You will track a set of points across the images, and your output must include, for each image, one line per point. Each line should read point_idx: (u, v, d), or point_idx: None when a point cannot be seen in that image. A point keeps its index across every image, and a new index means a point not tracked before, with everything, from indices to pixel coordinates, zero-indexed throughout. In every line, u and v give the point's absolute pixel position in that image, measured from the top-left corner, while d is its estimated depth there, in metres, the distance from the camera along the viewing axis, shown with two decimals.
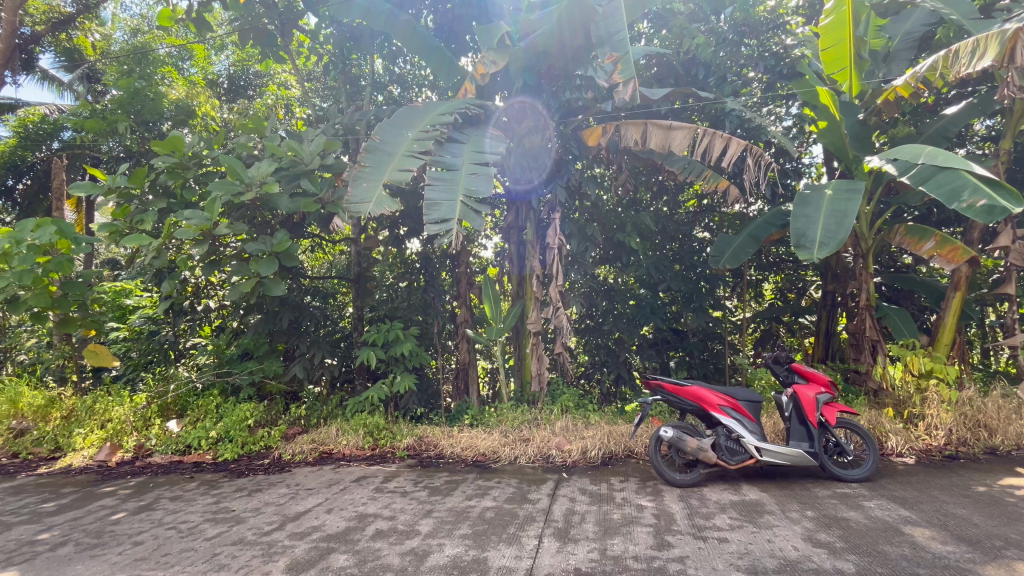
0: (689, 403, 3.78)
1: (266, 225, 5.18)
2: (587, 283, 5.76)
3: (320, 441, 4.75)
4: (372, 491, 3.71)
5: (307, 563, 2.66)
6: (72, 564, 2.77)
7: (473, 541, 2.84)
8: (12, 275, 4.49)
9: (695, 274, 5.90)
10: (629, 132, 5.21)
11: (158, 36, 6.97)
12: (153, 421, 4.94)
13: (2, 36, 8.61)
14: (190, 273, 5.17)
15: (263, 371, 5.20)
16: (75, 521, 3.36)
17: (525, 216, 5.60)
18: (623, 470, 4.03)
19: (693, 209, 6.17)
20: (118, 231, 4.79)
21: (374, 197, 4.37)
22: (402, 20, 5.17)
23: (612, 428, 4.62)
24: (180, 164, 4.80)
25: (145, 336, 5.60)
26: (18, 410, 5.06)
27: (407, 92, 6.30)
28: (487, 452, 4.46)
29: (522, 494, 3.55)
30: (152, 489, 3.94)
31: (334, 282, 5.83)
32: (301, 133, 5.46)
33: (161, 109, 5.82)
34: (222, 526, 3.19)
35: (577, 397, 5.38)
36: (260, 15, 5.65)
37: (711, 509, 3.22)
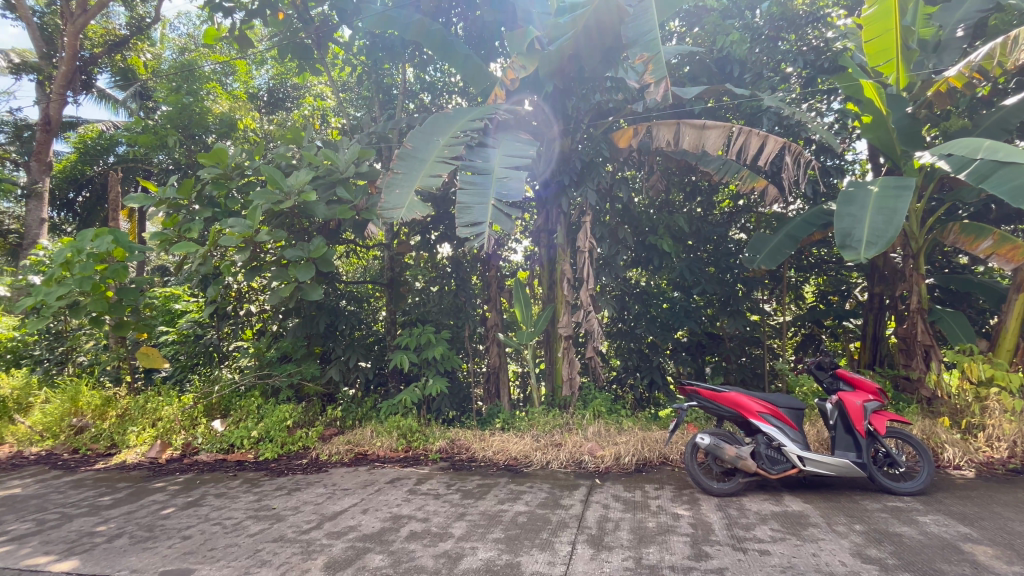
0: (727, 409, 3.67)
1: (303, 231, 5.35)
2: (619, 286, 5.70)
3: (355, 442, 4.86)
4: (406, 493, 3.76)
5: (345, 562, 2.72)
6: (127, 555, 2.92)
7: (506, 545, 2.84)
8: (73, 283, 4.82)
9: (732, 276, 5.74)
10: (662, 132, 5.14)
11: (203, 53, 7.33)
12: (200, 420, 5.16)
13: (66, 59, 9.28)
14: (234, 279, 5.39)
15: (302, 373, 5.37)
16: (130, 515, 3.54)
17: (555, 220, 5.59)
18: (658, 477, 3.95)
19: (728, 210, 6.01)
20: (168, 239, 5.05)
21: (405, 203, 4.46)
22: (434, 30, 5.28)
23: (646, 434, 4.54)
24: (224, 175, 5.03)
25: (192, 339, 5.85)
26: (78, 408, 5.40)
27: (437, 98, 6.37)
28: (519, 457, 4.45)
29: (554, 500, 3.52)
30: (199, 486, 4.12)
31: (367, 287, 5.94)
32: (336, 142, 5.63)
33: (207, 123, 6.11)
34: (263, 523, 3.30)
35: (609, 402, 5.31)
36: (298, 30, 5.88)
37: (751, 519, 3.10)
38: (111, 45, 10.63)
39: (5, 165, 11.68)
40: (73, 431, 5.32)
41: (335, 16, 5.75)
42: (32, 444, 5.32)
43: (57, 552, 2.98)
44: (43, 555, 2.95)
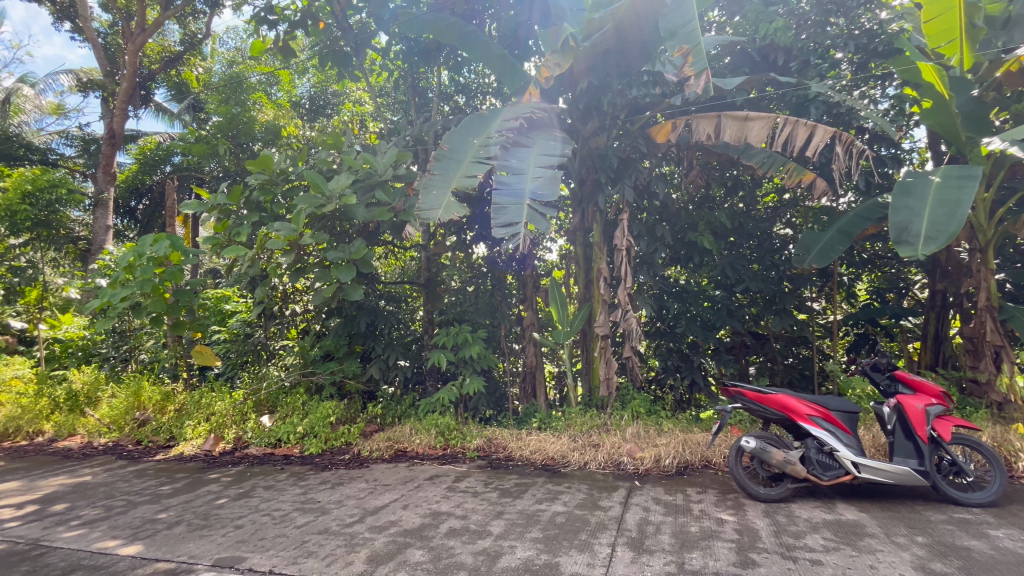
0: (774, 412, 3.52)
1: (345, 233, 5.50)
2: (657, 284, 5.57)
3: (395, 439, 4.98)
4: (444, 490, 3.82)
5: (386, 556, 2.78)
6: (185, 542, 3.09)
7: (545, 545, 2.83)
8: (135, 284, 5.16)
9: (777, 273, 5.48)
10: (701, 125, 4.99)
11: (250, 65, 7.67)
12: (249, 415, 5.41)
13: (127, 76, 9.93)
14: (280, 281, 5.60)
15: (343, 371, 5.55)
16: (187, 504, 3.75)
17: (592, 218, 5.53)
18: (700, 480, 3.84)
19: (772, 205, 5.78)
20: (219, 243, 5.34)
21: (442, 204, 4.53)
22: (468, 32, 5.33)
23: (687, 436, 4.43)
24: (269, 180, 5.24)
25: (242, 338, 6.11)
26: (141, 402, 5.76)
27: (472, 100, 6.43)
28: (555, 457, 4.43)
29: (593, 501, 3.48)
30: (249, 478, 4.31)
31: (405, 287, 6.05)
32: (374, 146, 5.77)
33: (253, 132, 6.39)
34: (309, 515, 3.42)
35: (648, 403, 5.21)
36: (338, 38, 6.06)
37: (801, 527, 2.97)
38: (167, 61, 11.30)
39: (75, 177, 12.60)
40: (137, 424, 5.68)
41: (372, 23, 5.89)
42: (101, 435, 5.71)
43: (123, 537, 3.18)
44: (111, 539, 3.16)
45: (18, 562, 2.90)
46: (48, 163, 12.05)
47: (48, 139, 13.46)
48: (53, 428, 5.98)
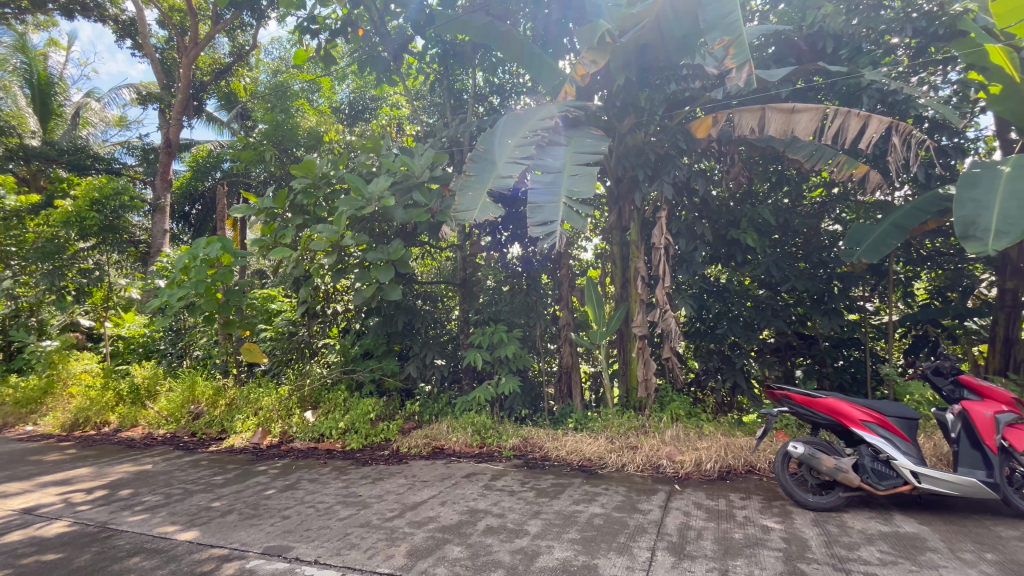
0: (823, 416, 3.37)
1: (384, 234, 5.63)
2: (696, 283, 5.42)
3: (432, 436, 5.07)
4: (482, 488, 3.85)
5: (426, 551, 2.83)
6: (237, 530, 3.24)
7: (583, 546, 2.81)
8: (190, 285, 5.45)
9: (826, 272, 5.27)
10: (744, 119, 4.85)
11: (293, 74, 7.96)
12: (294, 410, 5.62)
13: (182, 89, 10.52)
14: (322, 281, 5.79)
15: (382, 369, 5.71)
16: (238, 494, 3.94)
17: (629, 216, 5.48)
18: (744, 486, 3.71)
19: (821, 199, 5.50)
20: (266, 244, 5.58)
21: (478, 205, 4.56)
22: (502, 31, 5.33)
23: (729, 440, 4.30)
24: (313, 184, 5.43)
25: (286, 336, 6.33)
26: (195, 396, 6.11)
27: (506, 100, 6.47)
28: (593, 458, 4.39)
29: (631, 503, 3.43)
30: (295, 471, 4.49)
31: (441, 287, 6.13)
32: (411, 149, 5.88)
33: (297, 137, 6.64)
34: (351, 509, 3.52)
35: (688, 405, 5.08)
36: (376, 43, 6.19)
37: (854, 539, 2.82)
38: (217, 72, 11.94)
39: (136, 185, 13.45)
40: (192, 417, 6.03)
41: (409, 27, 5.99)
42: (160, 427, 6.06)
43: (181, 523, 3.38)
44: (170, 525, 3.36)
45: (89, 542, 3.12)
46: (112, 172, 12.91)
47: (112, 149, 14.42)
48: (118, 419, 6.39)
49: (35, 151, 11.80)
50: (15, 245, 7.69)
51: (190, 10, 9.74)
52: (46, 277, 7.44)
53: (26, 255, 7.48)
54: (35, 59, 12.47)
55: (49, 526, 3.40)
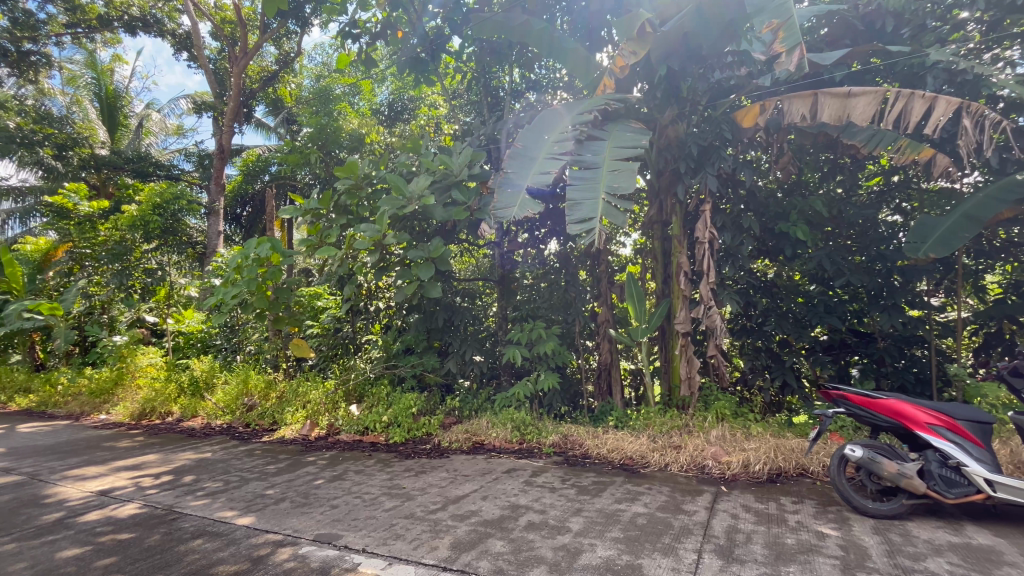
0: (884, 419, 3.19)
1: (424, 233, 5.74)
2: (744, 279, 5.24)
3: (472, 431, 5.12)
4: (523, 484, 3.87)
5: (469, 544, 2.87)
6: (290, 517, 3.39)
7: (626, 546, 2.77)
8: (243, 283, 5.72)
9: (884, 266, 4.97)
10: (795, 106, 4.63)
11: (335, 78, 8.23)
12: (340, 403, 5.84)
13: (233, 97, 11.07)
14: (365, 278, 5.95)
15: (423, 365, 5.84)
16: (290, 482, 4.12)
17: (670, 210, 5.36)
18: (796, 490, 3.56)
19: (878, 188, 5.23)
20: (313, 244, 5.81)
21: (517, 202, 4.56)
22: (541, 29, 5.28)
23: (779, 441, 4.14)
24: (356, 185, 5.58)
25: (331, 332, 6.57)
26: (248, 389, 6.43)
27: (542, 95, 6.51)
28: (634, 457, 4.32)
29: (675, 504, 3.35)
30: (342, 462, 4.64)
31: (479, 284, 6.20)
32: (450, 148, 5.97)
33: (340, 139, 6.84)
34: (395, 500, 3.61)
35: (733, 405, 4.91)
36: (413, 45, 6.16)
37: (920, 549, 2.65)
38: (265, 79, 12.49)
39: (193, 189, 14.29)
40: (245, 409, 6.35)
41: (446, 27, 6.03)
42: (217, 417, 6.42)
43: (239, 509, 3.57)
44: (229, 510, 3.55)
45: (158, 524, 3.35)
46: (172, 178, 13.76)
47: (171, 156, 15.35)
48: (180, 409, 6.80)
49: (104, 160, 12.71)
50: (89, 247, 8.26)
51: (241, 21, 10.25)
52: (116, 277, 8.20)
53: (99, 258, 8.18)
54: (104, 74, 13.37)
55: (122, 507, 3.67)
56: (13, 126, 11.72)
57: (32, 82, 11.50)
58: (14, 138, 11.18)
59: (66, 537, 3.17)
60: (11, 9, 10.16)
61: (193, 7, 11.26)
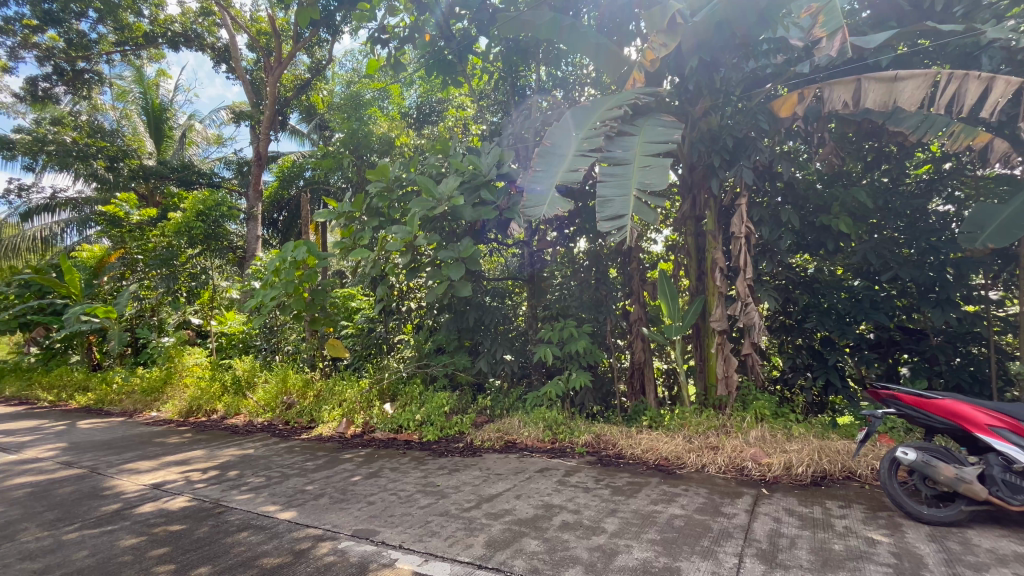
0: (940, 420, 3.03)
1: (454, 233, 5.77)
2: (783, 274, 5.06)
3: (504, 431, 5.12)
4: (556, 483, 3.85)
5: (504, 542, 2.87)
6: (329, 512, 3.49)
7: (663, 548, 2.72)
8: (281, 286, 5.91)
9: (936, 258, 4.70)
10: (836, 93, 4.43)
11: (365, 84, 8.35)
12: (374, 402, 5.97)
13: (268, 106, 11.48)
14: (397, 279, 6.05)
15: (454, 364, 5.90)
16: (328, 479, 4.23)
17: (704, 205, 5.24)
18: (843, 494, 3.41)
19: (928, 176, 4.94)
20: (347, 246, 5.94)
21: (547, 200, 4.51)
22: (568, 25, 5.22)
23: (823, 443, 3.98)
24: (387, 188, 5.69)
25: (365, 332, 6.78)
26: (287, 388, 6.64)
27: (570, 92, 6.46)
28: (670, 457, 4.23)
29: (713, 506, 3.27)
30: (377, 460, 4.74)
31: (508, 283, 6.20)
32: (478, 148, 6.01)
33: (371, 144, 6.99)
34: (430, 498, 3.66)
35: (773, 404, 4.74)
36: (441, 47, 6.21)
37: (982, 558, 2.50)
38: (299, 87, 12.94)
39: (232, 195, 14.87)
40: (285, 407, 6.54)
41: (473, 28, 6.04)
42: (258, 415, 6.65)
43: (281, 504, 3.69)
44: (272, 505, 3.68)
45: (206, 517, 3.50)
46: (213, 185, 14.38)
47: (212, 164, 16.03)
48: (223, 407, 7.08)
49: (152, 170, 13.37)
50: (140, 252, 8.75)
51: (275, 32, 10.62)
52: (164, 281, 8.62)
53: (148, 264, 8.63)
54: (150, 89, 14.06)
55: (173, 500, 3.85)
56: (70, 141, 12.51)
57: (86, 99, 12.21)
58: (71, 152, 12.30)
59: (123, 527, 3.35)
60: (67, 30, 10.72)
61: (230, 21, 11.74)
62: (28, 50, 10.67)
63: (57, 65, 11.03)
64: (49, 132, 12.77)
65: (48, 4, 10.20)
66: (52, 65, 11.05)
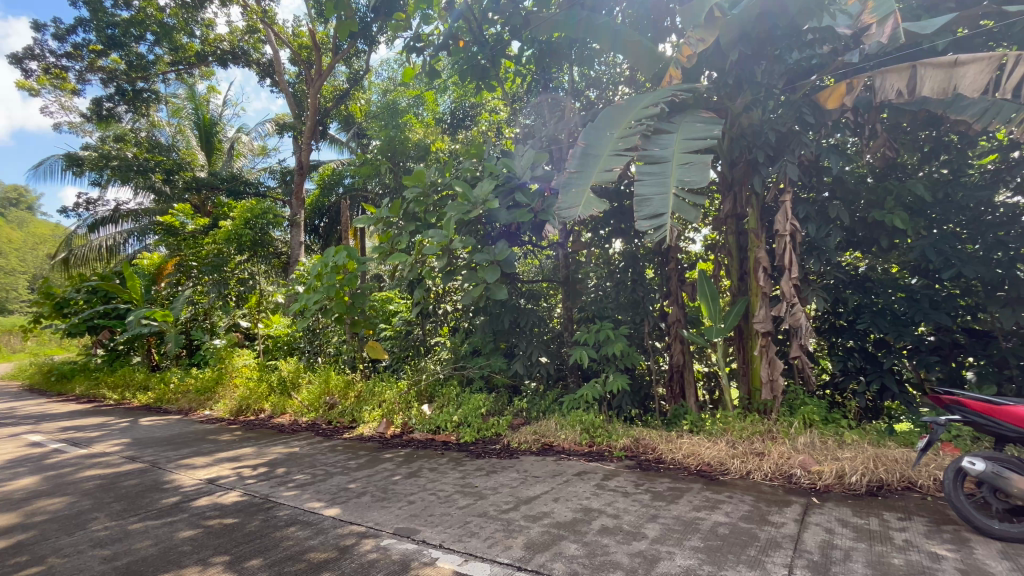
0: (1012, 429, 2.82)
1: (489, 236, 5.83)
2: (833, 273, 4.83)
3: (541, 433, 5.11)
4: (594, 487, 3.81)
5: (543, 545, 2.87)
6: (372, 510, 3.58)
7: (707, 556, 2.64)
8: (323, 290, 6.12)
9: (1005, 254, 4.36)
10: (889, 81, 4.21)
11: (401, 90, 8.36)
12: (413, 403, 6.09)
13: (310, 116, 11.92)
14: (434, 282, 6.15)
15: (490, 366, 5.95)
16: (370, 477, 4.35)
17: (746, 202, 5.07)
18: (902, 505, 3.21)
19: (994, 166, 4.63)
20: (385, 251, 6.10)
21: (582, 200, 4.45)
22: (601, 24, 5.13)
23: (879, 451, 3.78)
24: (423, 193, 5.79)
25: (403, 334, 6.98)
26: (330, 389, 6.86)
27: (604, 93, 6.46)
28: (713, 463, 4.11)
29: (760, 514, 3.15)
30: (417, 460, 4.83)
31: (543, 285, 6.20)
32: (512, 151, 6.05)
33: (407, 150, 7.15)
34: (469, 498, 3.70)
35: (823, 410, 4.53)
36: (475, 53, 6.22)
37: None
38: (338, 97, 13.37)
39: (277, 203, 15.53)
40: (327, 407, 6.76)
41: (506, 32, 6.00)
42: (303, 415, 6.89)
43: (326, 501, 3.82)
44: (317, 501, 3.81)
45: (257, 511, 3.66)
46: (260, 194, 15.07)
47: (258, 174, 16.79)
48: (270, 407, 7.37)
49: (204, 181, 14.13)
50: (194, 259, 9.27)
51: (316, 45, 11.04)
52: (215, 286, 9.08)
53: (201, 269, 9.14)
54: (201, 104, 14.86)
55: (226, 495, 4.05)
56: (131, 156, 13.40)
57: (145, 116, 13.03)
58: (132, 167, 13.18)
59: (182, 519, 3.55)
60: (128, 53, 11.43)
61: (275, 36, 12.28)
62: (94, 73, 11.50)
63: (119, 86, 11.82)
64: (113, 148, 13.71)
65: (111, 30, 10.97)
66: (115, 86, 11.83)
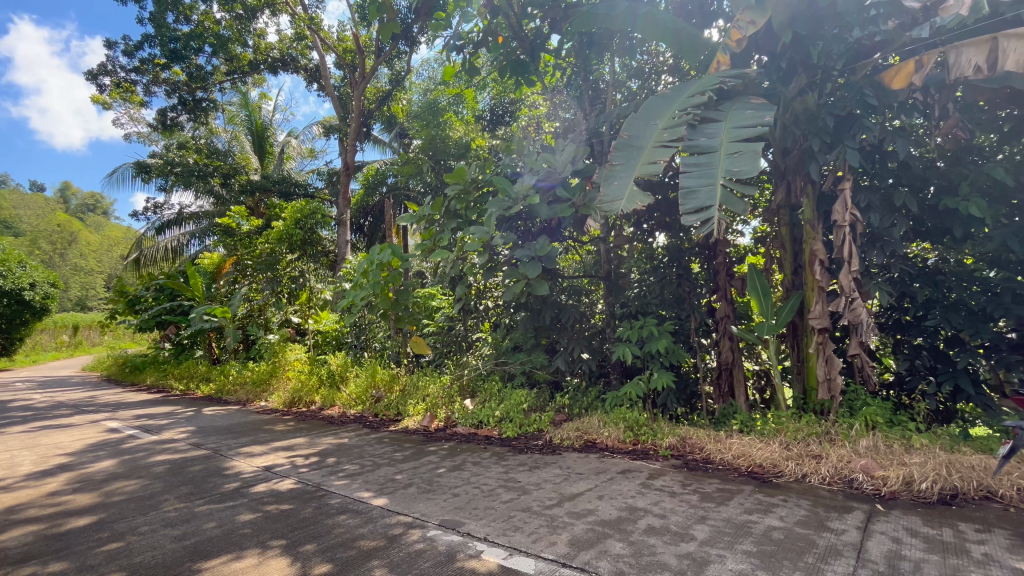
0: None
1: (529, 231, 5.88)
2: (899, 265, 4.52)
3: (584, 430, 5.07)
4: (639, 486, 3.74)
5: (587, 542, 2.85)
6: (418, 502, 3.66)
7: (761, 561, 2.54)
8: (369, 287, 6.27)
9: None
10: (966, 55, 3.86)
11: (441, 91, 8.50)
12: (455, 397, 6.18)
13: (355, 118, 12.29)
14: (476, 278, 6.19)
15: (532, 362, 5.95)
16: (415, 469, 4.46)
17: (800, 192, 4.81)
18: (980, 516, 2.97)
19: None
20: (428, 248, 6.19)
21: (625, 194, 4.33)
22: (642, 14, 4.99)
23: (952, 457, 3.51)
24: (464, 190, 5.85)
25: (445, 330, 7.14)
26: (376, 382, 7.07)
27: (646, 82, 6.27)
28: (765, 465, 3.95)
29: (818, 520, 2.99)
30: (460, 453, 4.90)
31: (585, 281, 6.13)
32: (553, 146, 6.01)
33: (449, 149, 7.18)
34: (512, 493, 3.72)
35: (887, 412, 4.25)
36: (514, 48, 6.18)
37: None
38: (381, 99, 13.68)
39: (324, 204, 16.14)
40: (374, 400, 6.97)
41: (546, 26, 5.97)
42: (351, 407, 7.14)
43: (374, 491, 3.94)
44: (366, 491, 3.94)
45: (310, 499, 3.82)
46: (308, 195, 15.70)
47: (306, 175, 17.49)
48: (320, 399, 7.66)
49: (257, 184, 14.86)
50: (248, 258, 9.69)
51: (360, 49, 11.33)
52: (269, 284, 9.39)
53: (256, 268, 9.48)
54: (255, 110, 15.60)
55: (282, 482, 4.26)
56: (193, 162, 14.29)
57: (204, 124, 13.81)
58: (194, 172, 14.07)
59: (242, 503, 3.76)
60: (189, 65, 12.11)
61: (321, 42, 12.69)
62: (158, 86, 12.29)
63: (181, 96, 12.60)
64: (176, 156, 14.65)
65: (174, 44, 11.66)
66: (177, 97, 12.62)
